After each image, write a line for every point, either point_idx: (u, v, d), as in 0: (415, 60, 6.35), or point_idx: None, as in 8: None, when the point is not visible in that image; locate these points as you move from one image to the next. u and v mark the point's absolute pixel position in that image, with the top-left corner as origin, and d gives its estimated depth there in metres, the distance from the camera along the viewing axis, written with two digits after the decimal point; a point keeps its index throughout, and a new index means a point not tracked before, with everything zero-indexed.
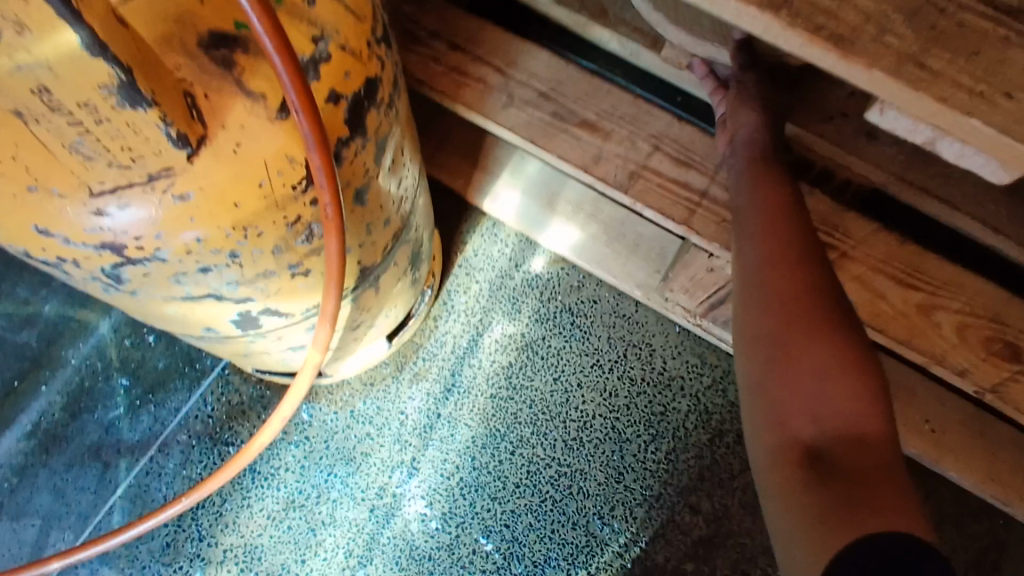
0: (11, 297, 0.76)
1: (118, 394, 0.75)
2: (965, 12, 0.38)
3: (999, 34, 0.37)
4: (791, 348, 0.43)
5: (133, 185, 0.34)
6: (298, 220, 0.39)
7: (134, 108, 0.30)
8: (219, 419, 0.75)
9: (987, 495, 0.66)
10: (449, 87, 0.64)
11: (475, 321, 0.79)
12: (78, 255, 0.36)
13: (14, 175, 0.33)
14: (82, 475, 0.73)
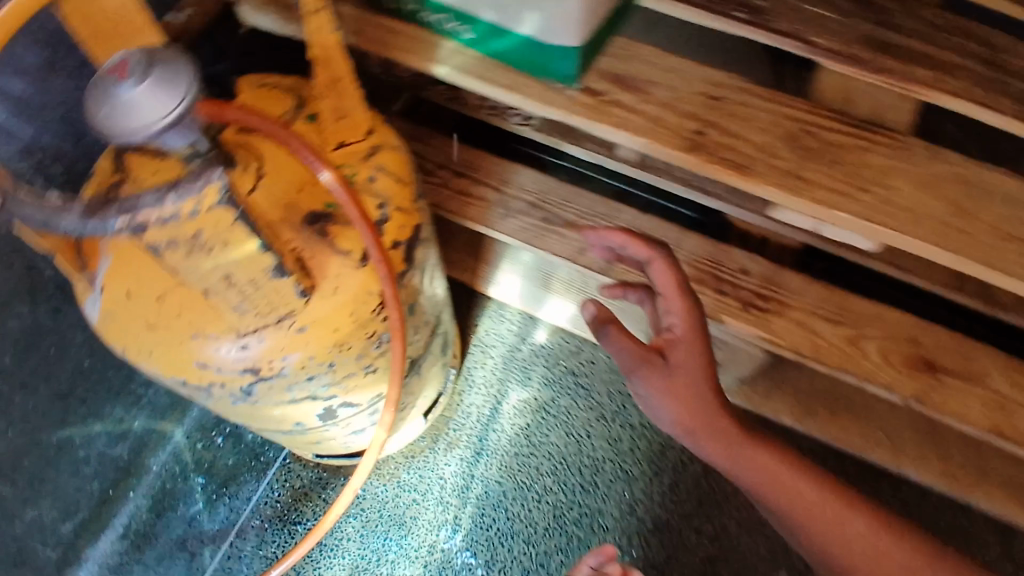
0: (110, 416, 0.86)
1: (196, 491, 0.86)
2: (831, 133, 0.54)
3: (857, 145, 0.54)
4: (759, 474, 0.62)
5: (269, 324, 0.49)
6: (375, 333, 0.54)
7: (280, 276, 0.47)
8: (286, 502, 0.87)
9: (940, 487, 0.80)
10: (457, 205, 0.79)
11: (494, 391, 0.93)
12: (225, 378, 0.51)
13: (183, 329, 0.49)
14: (172, 566, 0.84)
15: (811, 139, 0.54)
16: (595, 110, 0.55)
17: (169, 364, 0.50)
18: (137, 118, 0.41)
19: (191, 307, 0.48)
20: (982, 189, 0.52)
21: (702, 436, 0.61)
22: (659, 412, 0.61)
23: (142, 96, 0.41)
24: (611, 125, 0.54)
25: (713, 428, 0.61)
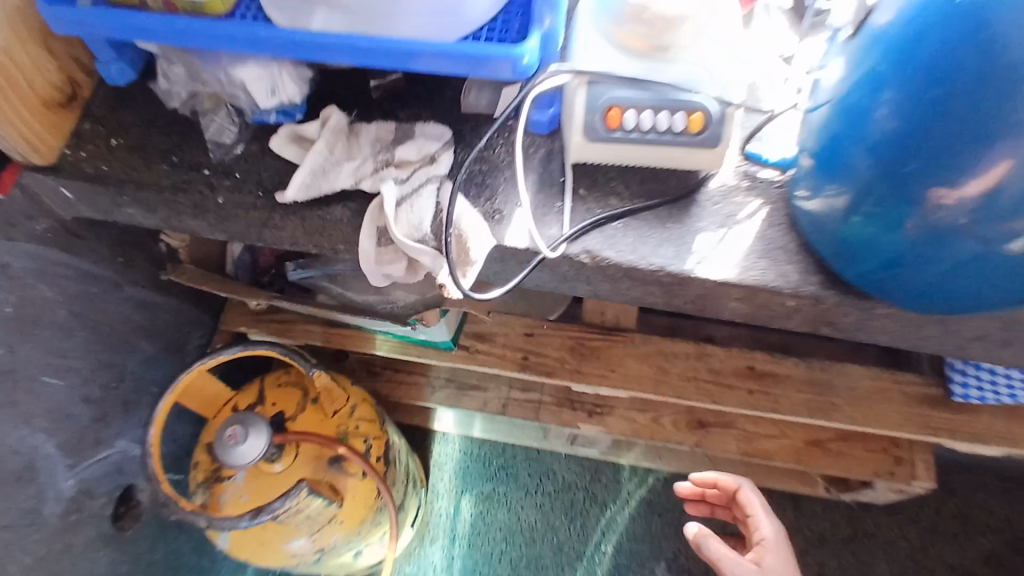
0: None
1: None
2: (594, 340, 1.00)
3: (608, 343, 1.00)
4: None
5: (323, 525, 0.92)
6: (378, 507, 0.99)
7: (327, 505, 0.91)
8: None
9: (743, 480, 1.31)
10: (400, 390, 1.21)
11: (454, 493, 1.35)
12: (304, 555, 0.94)
13: (277, 540, 0.91)
14: None
15: (584, 347, 1.00)
16: (469, 357, 1.00)
17: (272, 557, 0.93)
18: (247, 455, 0.85)
19: (279, 530, 0.90)
20: (669, 353, 0.99)
21: None
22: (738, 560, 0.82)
23: (247, 444, 0.85)
24: (481, 364, 1.00)
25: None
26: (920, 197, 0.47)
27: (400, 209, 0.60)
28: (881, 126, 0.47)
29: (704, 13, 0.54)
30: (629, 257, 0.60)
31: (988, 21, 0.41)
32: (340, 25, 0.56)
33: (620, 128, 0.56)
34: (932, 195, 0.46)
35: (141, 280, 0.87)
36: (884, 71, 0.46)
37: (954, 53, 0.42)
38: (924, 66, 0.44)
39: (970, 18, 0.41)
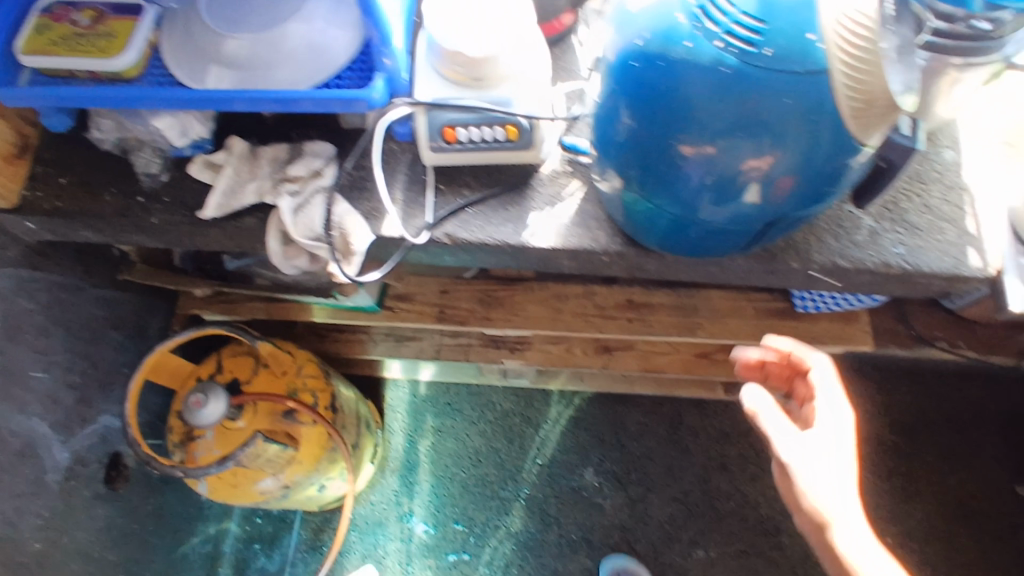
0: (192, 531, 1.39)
1: (259, 551, 1.41)
2: (497, 290, 1.17)
3: (510, 291, 1.17)
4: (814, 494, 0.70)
5: (284, 466, 1.12)
6: (330, 448, 1.18)
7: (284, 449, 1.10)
8: (311, 536, 1.43)
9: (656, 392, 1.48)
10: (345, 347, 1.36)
11: (407, 430, 1.55)
12: (272, 492, 1.14)
13: (247, 482, 1.10)
14: None
15: (491, 296, 1.17)
16: (392, 316, 1.17)
17: (245, 497, 1.12)
18: (212, 416, 1.03)
19: (246, 474, 1.09)
20: (562, 295, 1.16)
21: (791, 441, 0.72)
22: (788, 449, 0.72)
23: (210, 407, 1.03)
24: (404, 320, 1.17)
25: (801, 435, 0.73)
26: (661, 181, 0.63)
27: (297, 217, 0.76)
28: (623, 133, 0.62)
29: (504, 51, 0.71)
30: (479, 235, 0.77)
31: (662, 66, 0.54)
32: (230, 83, 0.73)
33: (456, 142, 0.74)
34: (666, 179, 0.62)
35: (101, 283, 1.03)
36: (615, 96, 0.60)
37: (649, 88, 0.56)
38: (635, 94, 0.58)
39: (651, 63, 0.55)
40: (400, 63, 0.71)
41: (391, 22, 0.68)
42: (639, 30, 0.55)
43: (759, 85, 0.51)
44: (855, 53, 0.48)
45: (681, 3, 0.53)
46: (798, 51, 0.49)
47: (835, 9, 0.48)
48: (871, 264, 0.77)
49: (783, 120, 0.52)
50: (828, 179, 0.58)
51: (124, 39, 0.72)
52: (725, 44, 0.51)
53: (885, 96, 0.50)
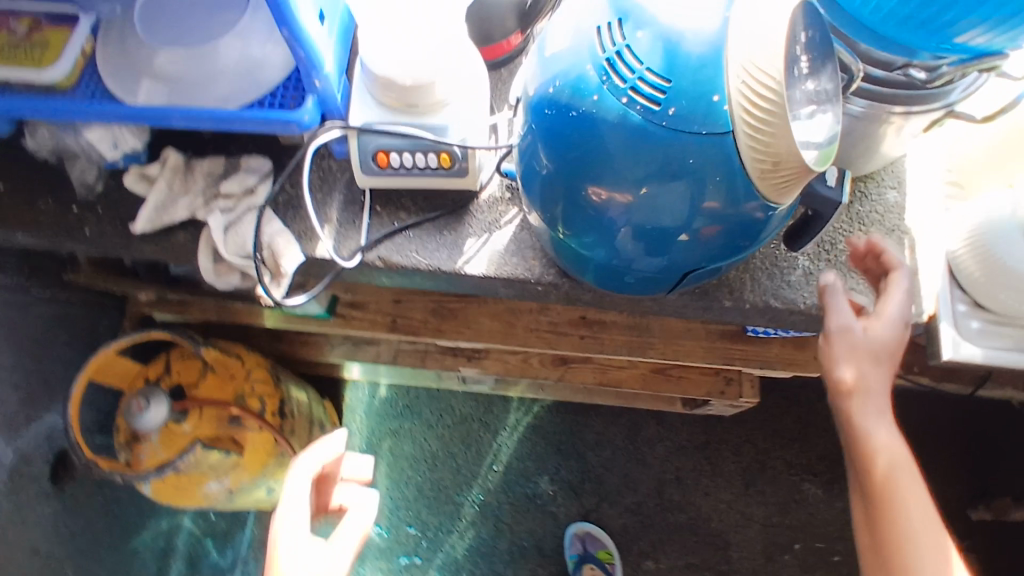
0: None
1: (210, 548, 1.35)
2: (457, 303, 1.11)
3: (470, 304, 1.11)
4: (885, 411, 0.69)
5: (229, 469, 1.12)
6: (278, 452, 1.18)
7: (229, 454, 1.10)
8: (263, 536, 1.39)
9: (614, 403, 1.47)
10: (299, 347, 1.29)
11: (366, 432, 1.54)
12: (216, 495, 1.13)
13: (190, 486, 1.09)
14: None
15: (448, 306, 1.11)
16: (345, 323, 1.13)
17: (189, 500, 1.11)
18: (152, 421, 1.03)
19: (189, 478, 1.09)
20: (518, 306, 1.12)
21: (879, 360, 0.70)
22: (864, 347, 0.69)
23: (150, 412, 1.03)
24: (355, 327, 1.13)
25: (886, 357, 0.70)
26: (580, 228, 0.61)
27: (228, 235, 0.75)
28: (543, 173, 0.60)
29: (440, 76, 0.69)
30: (414, 260, 0.77)
31: (572, 116, 0.53)
32: (162, 98, 0.71)
33: (389, 167, 0.74)
34: (584, 227, 0.61)
35: (46, 285, 1.02)
36: (533, 137, 0.58)
37: (561, 137, 0.55)
38: (550, 141, 0.56)
39: (562, 113, 0.54)
40: (333, 86, 0.71)
41: (321, 46, 0.67)
42: (551, 79, 0.54)
43: (665, 142, 0.50)
44: (757, 116, 0.48)
45: (590, 55, 0.52)
46: (702, 111, 0.49)
47: (738, 72, 0.48)
48: (804, 305, 0.77)
49: (692, 177, 0.51)
50: (748, 233, 0.57)
51: (58, 49, 0.69)
52: (631, 101, 0.50)
53: (794, 159, 0.49)
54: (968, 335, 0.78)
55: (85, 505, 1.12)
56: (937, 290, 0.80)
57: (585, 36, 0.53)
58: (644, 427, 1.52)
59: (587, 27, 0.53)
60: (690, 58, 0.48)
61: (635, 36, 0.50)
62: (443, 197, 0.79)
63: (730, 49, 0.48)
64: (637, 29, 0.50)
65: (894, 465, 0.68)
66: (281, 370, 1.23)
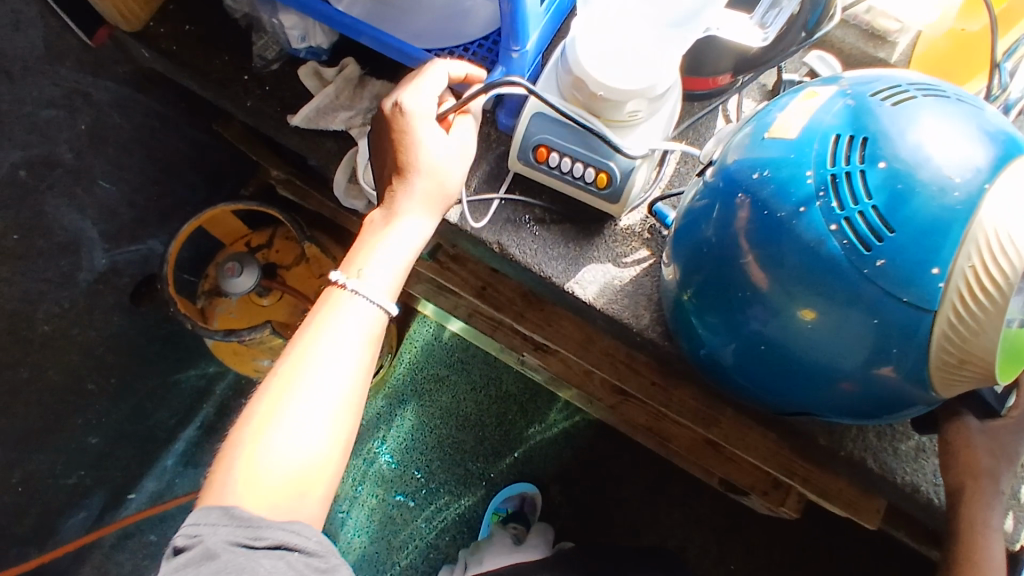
0: None
1: None
2: (550, 304, 1.07)
3: (560, 309, 1.07)
4: (996, 526, 0.64)
5: (283, 356, 1.14)
6: None
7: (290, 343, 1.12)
8: None
9: (652, 445, 1.40)
10: None
11: (415, 366, 1.52)
12: (263, 372, 1.16)
13: (245, 356, 1.13)
14: None
15: (539, 301, 1.06)
16: (439, 268, 1.10)
17: (239, 365, 1.15)
18: (239, 286, 1.06)
19: (246, 349, 1.12)
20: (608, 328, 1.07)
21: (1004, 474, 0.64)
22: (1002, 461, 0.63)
23: (240, 278, 1.06)
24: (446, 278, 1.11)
25: (1006, 474, 0.64)
26: (708, 306, 0.56)
27: (371, 161, 0.76)
28: (701, 240, 0.55)
29: (639, 99, 0.64)
30: (529, 259, 0.75)
31: (763, 215, 0.49)
32: (362, 12, 0.72)
33: (545, 163, 0.71)
34: (718, 320, 0.56)
35: (196, 123, 1.10)
36: (710, 205, 0.54)
37: (743, 229, 0.50)
38: (728, 220, 0.52)
39: (756, 206, 0.49)
40: (526, 61, 0.67)
41: (532, 17, 0.64)
42: (758, 164, 0.50)
43: (856, 289, 0.46)
44: (968, 306, 0.44)
45: (814, 162, 0.47)
46: (911, 277, 0.44)
47: (972, 253, 0.43)
48: (899, 479, 0.70)
49: (862, 335, 0.47)
50: (887, 404, 0.53)
51: None
52: (841, 231, 0.45)
53: (984, 364, 0.45)
54: None
55: None
56: None
57: (816, 139, 0.48)
58: (673, 481, 1.46)
59: (822, 130, 0.48)
60: (924, 213, 0.44)
61: (874, 165, 0.45)
62: (585, 210, 0.76)
63: (979, 221, 0.43)
64: (879, 158, 0.45)
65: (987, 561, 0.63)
66: None
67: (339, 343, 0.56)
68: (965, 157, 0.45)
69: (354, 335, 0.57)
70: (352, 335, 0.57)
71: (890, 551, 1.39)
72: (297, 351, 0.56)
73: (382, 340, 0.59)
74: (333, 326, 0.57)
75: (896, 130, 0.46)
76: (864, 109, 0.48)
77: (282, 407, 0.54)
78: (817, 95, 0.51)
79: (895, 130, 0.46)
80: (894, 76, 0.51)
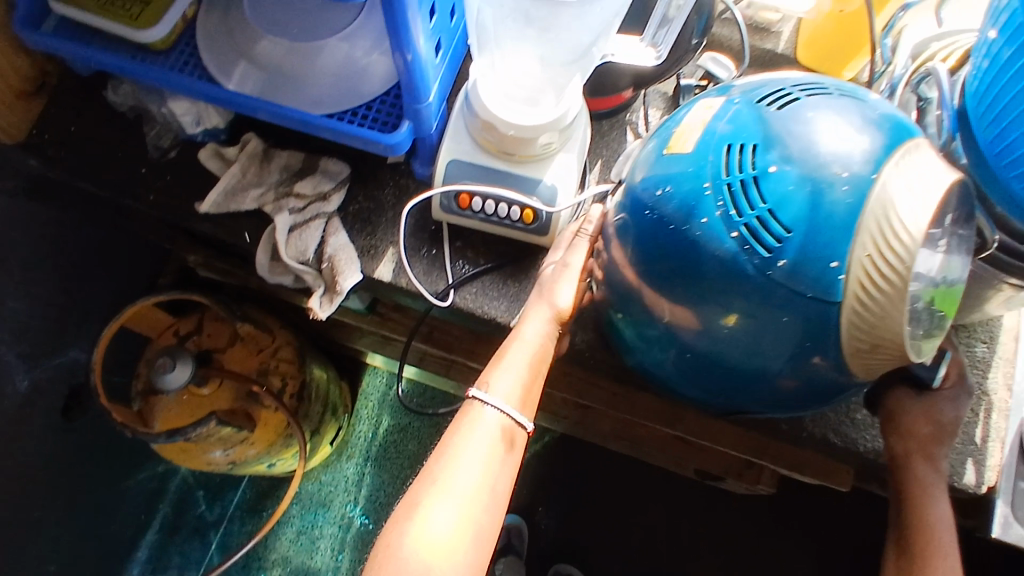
0: None
1: (199, 500, 1.35)
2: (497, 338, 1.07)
3: None
4: (942, 493, 0.67)
5: (235, 443, 1.09)
6: (286, 434, 1.16)
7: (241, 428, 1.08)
8: (252, 498, 1.39)
9: (621, 449, 1.39)
10: (330, 327, 1.24)
11: (374, 420, 1.46)
12: (217, 463, 1.11)
13: (195, 452, 1.07)
14: (187, 545, 1.32)
15: (487, 338, 1.06)
16: (380, 322, 1.08)
17: (189, 462, 1.10)
18: (175, 381, 1.00)
19: (194, 446, 1.07)
20: None
21: (943, 444, 0.67)
22: (946, 425, 0.67)
23: (174, 373, 1.00)
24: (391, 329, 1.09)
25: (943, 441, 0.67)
26: (634, 324, 0.57)
27: (292, 235, 0.74)
28: (619, 261, 0.56)
29: (552, 132, 0.65)
30: (470, 303, 0.74)
31: (668, 232, 0.50)
32: (256, 86, 0.70)
33: (468, 209, 0.70)
34: (642, 335, 0.57)
35: (97, 220, 1.05)
36: (621, 224, 0.55)
37: (650, 246, 0.51)
38: (639, 239, 0.52)
39: (662, 221, 0.50)
40: (432, 113, 0.67)
41: (432, 69, 0.63)
42: (661, 181, 0.51)
43: (764, 291, 0.47)
44: (871, 292, 0.45)
45: (711, 174, 0.49)
46: (816, 274, 0.46)
47: (866, 243, 0.45)
48: (862, 447, 0.73)
49: (781, 334, 0.48)
50: (817, 395, 0.54)
51: (158, 10, 0.68)
52: (743, 238, 0.47)
53: (893, 345, 0.47)
54: None
55: (88, 438, 1.12)
56: (1000, 461, 0.75)
57: (712, 148, 0.50)
58: (653, 480, 1.46)
59: (715, 142, 0.50)
60: (819, 212, 0.45)
61: (766, 170, 0.47)
62: (517, 244, 0.75)
63: (870, 209, 0.45)
64: (770, 163, 0.47)
65: (941, 530, 0.66)
66: (308, 350, 1.20)
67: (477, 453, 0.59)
68: (854, 150, 0.46)
69: (478, 444, 0.60)
70: (484, 445, 0.60)
71: (865, 507, 1.43)
72: (440, 463, 0.59)
73: (506, 448, 0.61)
74: (459, 443, 0.60)
75: (783, 133, 0.48)
76: (752, 115, 0.49)
77: (429, 508, 0.57)
78: (711, 106, 0.53)
79: (782, 132, 0.48)
80: (781, 78, 0.53)
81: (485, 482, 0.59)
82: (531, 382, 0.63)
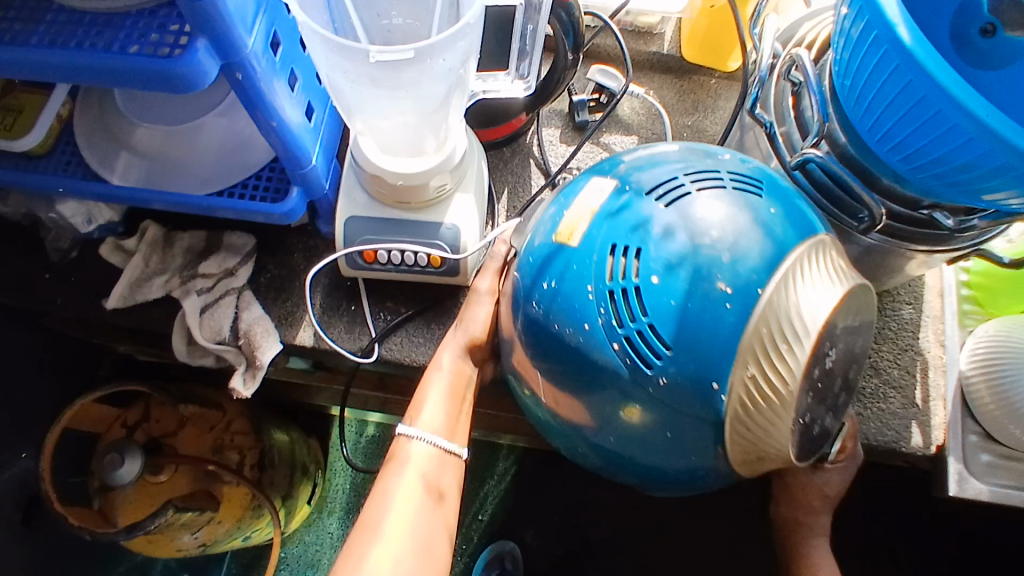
0: None
1: None
2: None
3: None
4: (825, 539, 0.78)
5: (201, 522, 1.08)
6: (255, 506, 1.14)
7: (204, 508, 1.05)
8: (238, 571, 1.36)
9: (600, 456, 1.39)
10: (285, 388, 1.22)
11: (349, 470, 1.44)
12: (187, 548, 1.09)
13: (163, 540, 1.06)
14: None
15: None
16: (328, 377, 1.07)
17: (159, 552, 1.07)
18: (126, 475, 0.98)
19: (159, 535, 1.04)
20: None
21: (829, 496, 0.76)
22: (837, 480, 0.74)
23: (124, 467, 0.98)
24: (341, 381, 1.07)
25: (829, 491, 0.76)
26: (552, 424, 0.62)
27: (204, 316, 0.72)
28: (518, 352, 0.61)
29: (442, 172, 0.65)
30: (397, 353, 0.73)
31: (553, 334, 0.55)
32: (140, 176, 0.69)
33: (376, 262, 0.70)
34: (557, 430, 0.61)
35: (24, 325, 1.03)
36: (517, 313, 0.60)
37: (543, 347, 0.56)
38: (531, 335, 0.57)
39: (550, 318, 0.56)
40: (320, 174, 0.66)
41: (308, 133, 0.62)
42: (550, 275, 0.57)
43: (644, 401, 0.52)
44: (755, 409, 0.49)
45: (595, 278, 0.54)
46: (695, 386, 0.50)
47: (750, 366, 0.49)
48: None
49: (674, 435, 0.53)
50: (712, 483, 0.58)
51: (31, 116, 0.66)
52: (622, 348, 0.52)
53: (774, 457, 0.51)
54: (976, 470, 0.75)
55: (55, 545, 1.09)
56: (945, 419, 0.75)
57: (595, 247, 0.55)
58: None
59: (598, 244, 0.55)
60: (693, 325, 0.50)
61: (647, 281, 0.52)
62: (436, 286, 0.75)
63: (752, 331, 0.49)
64: (650, 275, 0.52)
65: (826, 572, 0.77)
66: (263, 416, 1.18)
67: (413, 474, 0.64)
68: (724, 256, 0.51)
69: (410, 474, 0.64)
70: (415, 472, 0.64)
71: None
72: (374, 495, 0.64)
73: (439, 474, 0.65)
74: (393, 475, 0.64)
75: (661, 242, 0.52)
76: (635, 219, 0.54)
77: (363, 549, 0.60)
78: (601, 195, 0.58)
79: (655, 238, 0.53)
80: (666, 162, 0.58)
81: (419, 502, 0.63)
82: (452, 404, 0.67)
